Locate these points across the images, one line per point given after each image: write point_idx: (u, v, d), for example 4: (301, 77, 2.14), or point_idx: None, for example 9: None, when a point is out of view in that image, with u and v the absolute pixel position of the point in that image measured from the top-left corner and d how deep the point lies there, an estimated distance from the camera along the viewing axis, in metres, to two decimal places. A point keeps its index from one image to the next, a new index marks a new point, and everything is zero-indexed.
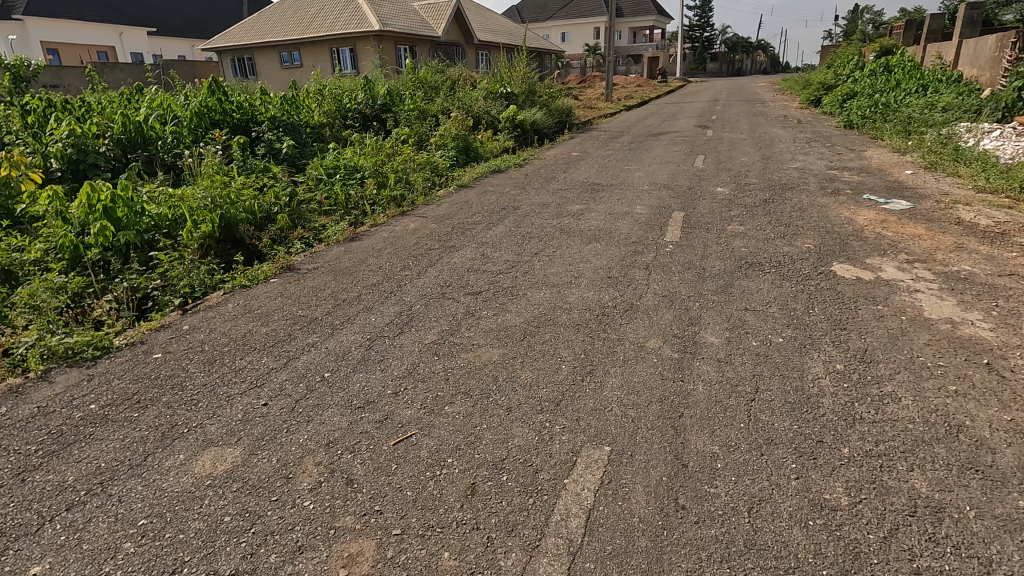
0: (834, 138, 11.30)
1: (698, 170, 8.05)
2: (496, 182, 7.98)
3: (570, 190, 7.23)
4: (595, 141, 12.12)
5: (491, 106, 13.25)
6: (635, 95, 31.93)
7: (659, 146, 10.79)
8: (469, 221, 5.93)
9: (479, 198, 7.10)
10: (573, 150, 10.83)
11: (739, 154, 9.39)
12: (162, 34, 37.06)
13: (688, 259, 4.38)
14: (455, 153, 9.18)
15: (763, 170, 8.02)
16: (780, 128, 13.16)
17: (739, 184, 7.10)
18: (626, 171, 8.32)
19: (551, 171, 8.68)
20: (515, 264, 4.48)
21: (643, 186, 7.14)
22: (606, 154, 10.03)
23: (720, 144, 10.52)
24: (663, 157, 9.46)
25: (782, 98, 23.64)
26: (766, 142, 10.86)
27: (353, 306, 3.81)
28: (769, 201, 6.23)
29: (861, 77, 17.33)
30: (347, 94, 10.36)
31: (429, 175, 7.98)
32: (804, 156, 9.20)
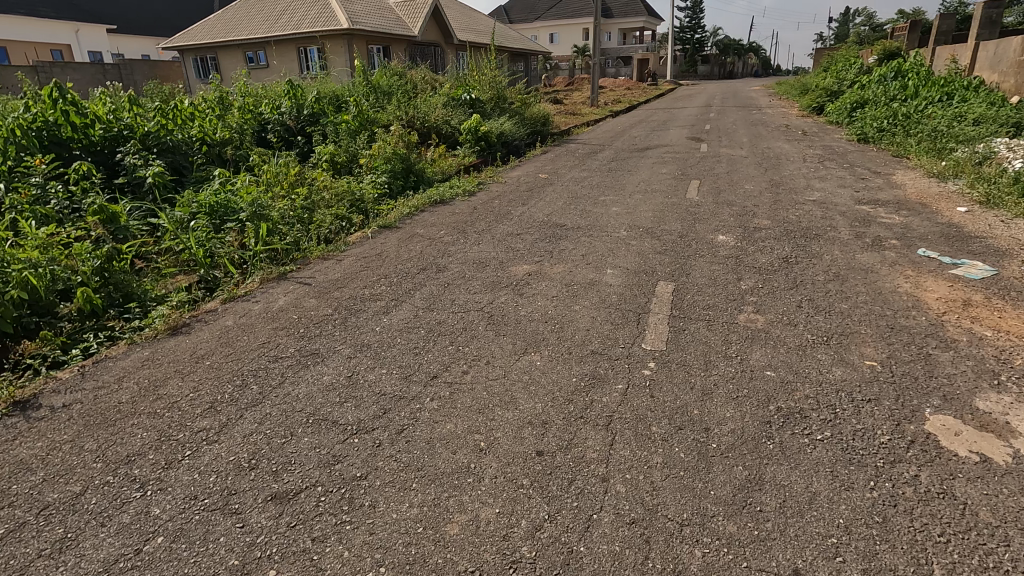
0: (848, 156, 9.63)
1: (691, 204, 6.34)
2: (432, 220, 6.18)
3: (523, 235, 5.48)
4: (571, 157, 10.34)
5: (452, 116, 11.43)
6: (624, 99, 30.30)
7: (644, 165, 9.06)
8: (368, 293, 4.17)
9: (399, 247, 5.31)
10: (541, 171, 9.04)
11: (741, 179, 7.70)
12: (124, 32, 34.94)
13: (678, 400, 2.62)
14: (390, 176, 7.40)
15: (774, 204, 6.32)
16: (784, 143, 11.47)
17: (746, 228, 5.40)
18: (600, 204, 6.58)
19: (506, 204, 6.91)
20: (395, 400, 2.73)
21: (620, 230, 5.42)
22: (580, 178, 8.28)
23: (716, 165, 8.82)
24: (648, 181, 7.72)
25: (779, 104, 22.05)
26: (771, 161, 9.16)
27: (47, 534, 2.01)
28: (788, 260, 4.53)
29: (869, 83, 15.68)
30: (265, 103, 8.54)
31: (346, 210, 6.20)
32: (820, 183, 7.50)
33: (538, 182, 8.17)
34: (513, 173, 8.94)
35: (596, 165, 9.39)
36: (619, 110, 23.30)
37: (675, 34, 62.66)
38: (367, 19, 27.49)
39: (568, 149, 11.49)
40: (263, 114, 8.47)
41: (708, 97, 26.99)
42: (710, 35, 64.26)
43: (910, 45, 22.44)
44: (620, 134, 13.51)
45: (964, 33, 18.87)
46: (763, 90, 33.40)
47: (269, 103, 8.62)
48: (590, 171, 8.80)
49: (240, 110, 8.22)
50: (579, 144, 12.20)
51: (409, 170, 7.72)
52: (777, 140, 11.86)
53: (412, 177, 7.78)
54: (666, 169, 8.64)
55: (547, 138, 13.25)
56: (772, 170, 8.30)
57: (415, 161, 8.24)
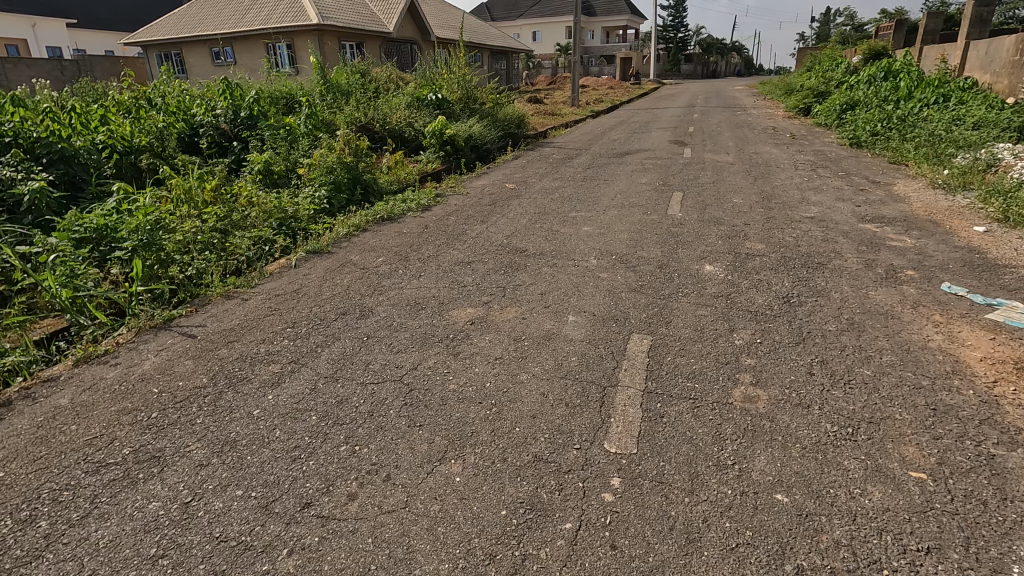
0: (841, 163, 8.93)
1: (672, 223, 5.53)
2: (372, 243, 5.29)
3: (475, 263, 4.63)
4: (543, 164, 9.49)
5: (416, 119, 10.55)
6: (605, 98, 29.58)
7: (622, 174, 8.25)
8: (264, 350, 3.28)
9: (324, 280, 4.40)
10: (508, 180, 8.18)
11: (727, 191, 6.92)
12: (85, 27, 33.38)
13: (652, 557, 1.78)
14: (333, 189, 6.51)
15: (765, 223, 5.54)
16: (773, 147, 10.75)
17: (736, 255, 4.61)
18: (569, 222, 5.75)
19: (463, 222, 6.02)
20: (238, 552, 1.85)
21: (589, 259, 4.59)
22: (549, 189, 7.43)
23: (700, 173, 8.04)
24: (625, 193, 6.91)
25: (764, 105, 21.45)
26: (761, 169, 8.41)
27: None
28: (789, 300, 3.73)
29: (857, 85, 15.06)
30: (196, 104, 7.58)
31: (272, 231, 5.29)
32: (815, 195, 6.75)
33: (503, 194, 7.31)
34: (478, 183, 8.05)
35: (570, 173, 8.55)
36: (600, 111, 22.54)
37: (657, 33, 62.17)
38: (339, 14, 26.39)
39: (541, 154, 10.66)
40: (195, 116, 7.52)
41: (691, 97, 26.38)
42: (693, 35, 63.92)
43: (895, 46, 21.98)
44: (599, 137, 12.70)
45: (952, 33, 18.36)
46: (746, 91, 32.90)
47: (202, 103, 7.68)
48: (562, 181, 7.97)
49: (165, 112, 7.25)
50: (554, 148, 11.37)
51: (355, 180, 6.81)
52: (765, 145, 11.11)
53: (360, 188, 6.88)
54: (647, 178, 7.82)
55: (521, 141, 12.38)
56: (760, 180, 7.54)
57: (366, 170, 7.35)
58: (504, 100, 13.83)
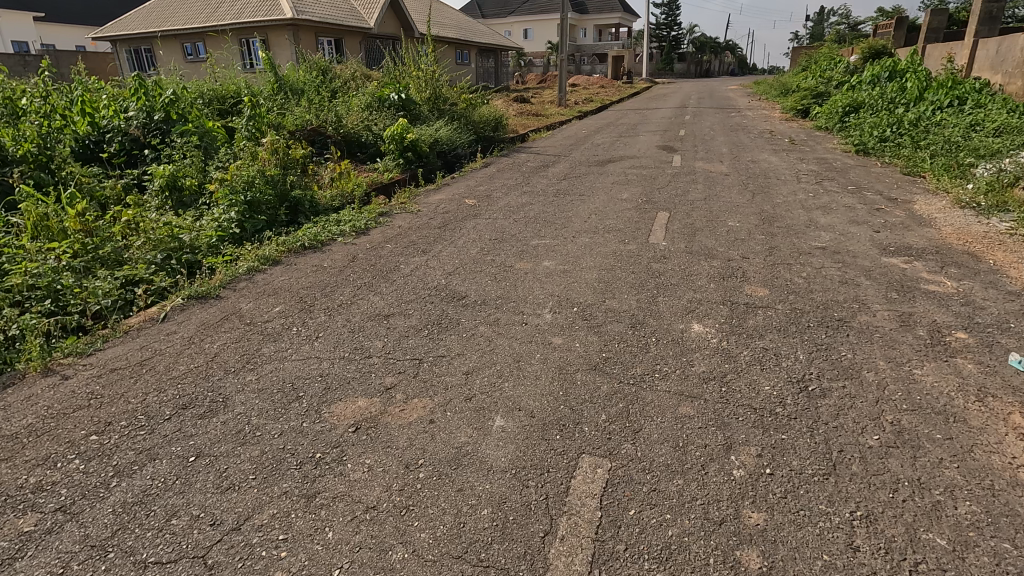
0: (849, 175, 7.90)
1: (654, 257, 4.50)
2: (276, 284, 4.21)
3: (395, 317, 3.57)
4: (514, 174, 8.41)
5: (375, 122, 9.48)
6: (594, 98, 28.59)
7: (601, 187, 7.21)
8: (33, 483, 2.19)
9: (188, 343, 3.31)
10: (469, 195, 7.10)
11: (721, 210, 5.90)
12: (53, 20, 31.97)
13: None
14: (249, 210, 5.44)
15: (768, 257, 4.51)
16: (771, 154, 9.75)
17: (733, 306, 3.57)
18: (529, 253, 4.70)
19: (399, 252, 4.94)
20: None
21: (542, 312, 3.54)
22: (514, 207, 6.37)
23: (690, 187, 7.01)
24: (601, 213, 5.87)
25: (760, 105, 20.46)
26: (759, 181, 7.39)
27: None
28: (806, 387, 2.69)
29: (860, 85, 14.05)
30: (102, 106, 6.51)
31: (150, 268, 4.23)
32: (825, 217, 5.71)
33: (459, 212, 6.23)
34: (433, 198, 6.96)
35: (542, 185, 7.49)
36: (589, 112, 21.48)
37: (650, 32, 61.19)
38: (315, 8, 25.20)
39: (514, 161, 9.58)
40: (102, 119, 6.47)
41: (685, 98, 25.38)
42: (686, 33, 62.96)
43: (897, 45, 21.03)
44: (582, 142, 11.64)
45: (958, 31, 17.40)
46: (740, 91, 31.94)
47: (111, 104, 6.62)
48: (531, 196, 6.91)
49: (62, 114, 6.19)
50: (531, 154, 10.29)
51: (279, 198, 5.75)
52: (763, 151, 10.08)
53: (285, 207, 5.81)
54: (629, 193, 6.78)
55: (496, 146, 11.32)
56: (759, 197, 6.51)
57: (298, 183, 6.27)
58: (480, 101, 12.74)
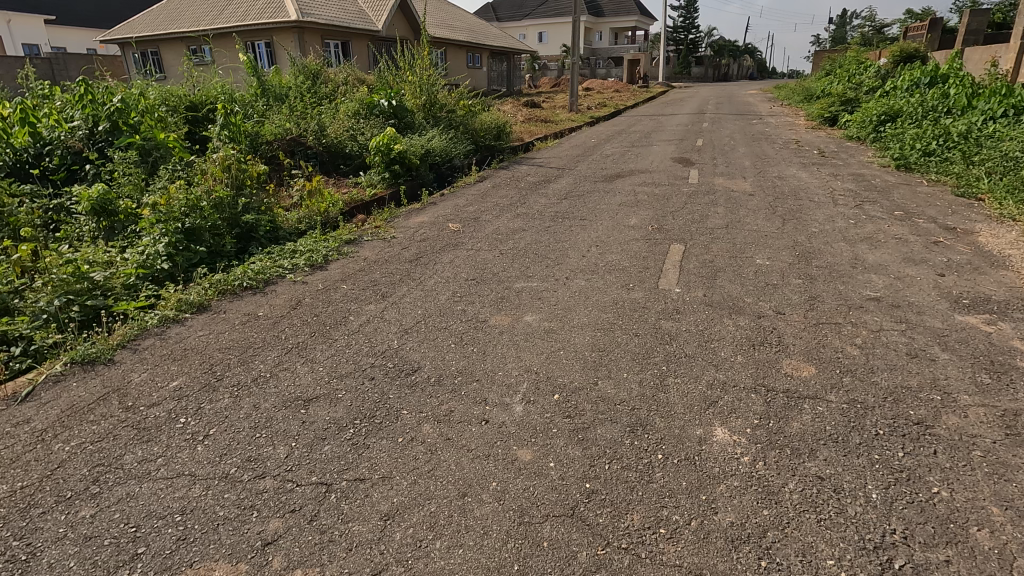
0: (892, 196, 6.91)
1: (665, 311, 3.60)
2: (190, 343, 3.39)
3: (320, 401, 2.72)
4: (510, 190, 7.53)
5: (362, 132, 8.70)
6: (607, 103, 27.66)
7: (607, 209, 6.32)
8: None
9: (35, 442, 2.48)
10: (456, 217, 6.23)
11: (746, 243, 4.98)
12: (64, 22, 31.85)
13: None
14: (187, 240, 4.65)
15: (809, 313, 3.58)
16: (799, 168, 8.78)
17: (770, 397, 2.65)
18: (512, 302, 3.82)
19: (356, 295, 4.08)
20: None
21: (512, 399, 2.67)
22: (504, 234, 5.51)
23: (708, 210, 6.09)
24: (603, 244, 4.98)
25: (783, 112, 19.36)
26: (788, 203, 6.44)
27: None
28: (890, 564, 1.77)
29: (895, 92, 12.95)
30: (42, 115, 5.79)
31: (38, 322, 3.44)
32: (873, 253, 4.75)
33: (440, 240, 5.38)
34: (413, 221, 6.11)
35: (539, 205, 6.62)
36: (601, 118, 20.57)
37: (667, 35, 60.06)
38: (321, 11, 24.64)
39: (514, 175, 8.72)
40: (43, 129, 5.75)
41: (703, 103, 24.38)
42: (704, 36, 61.72)
43: (930, 48, 19.79)
44: (590, 152, 10.75)
45: (1000, 33, 16.16)
46: (759, 96, 30.80)
47: (54, 113, 5.90)
48: (526, 219, 6.05)
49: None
50: (533, 166, 9.41)
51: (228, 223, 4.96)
52: (790, 164, 9.11)
53: (235, 233, 5.04)
54: (638, 217, 5.88)
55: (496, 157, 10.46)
56: (791, 224, 5.57)
57: (256, 204, 5.46)
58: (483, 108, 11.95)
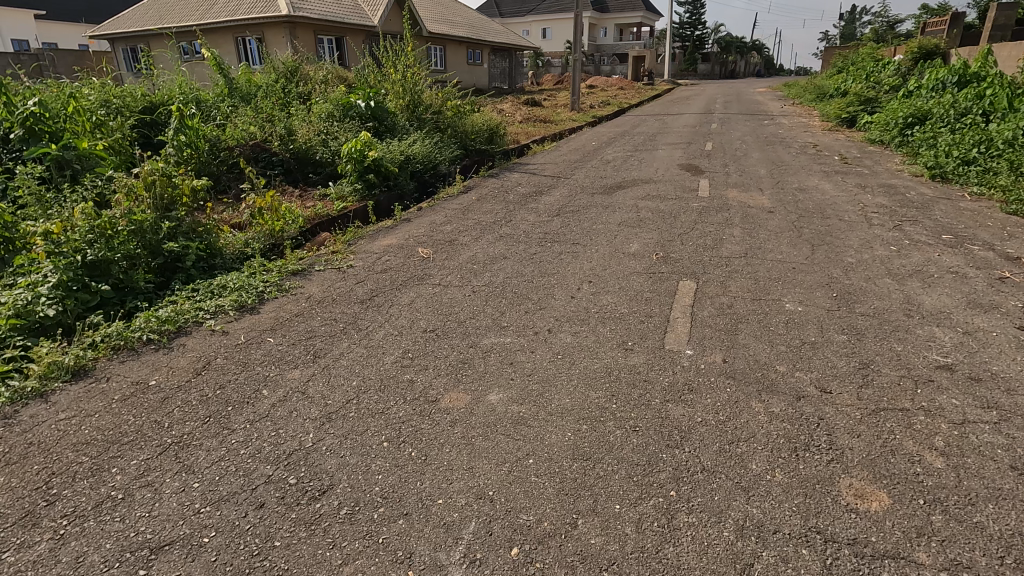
0: (933, 213, 6.00)
1: (673, 386, 2.75)
2: (41, 433, 2.56)
3: (176, 551, 1.89)
4: (496, 205, 6.67)
5: (334, 137, 7.86)
6: (610, 101, 26.76)
7: (605, 229, 5.45)
8: None
9: None
10: (429, 239, 5.38)
11: (771, 280, 4.11)
12: (54, 17, 31.10)
13: None
14: (89, 276, 3.82)
15: (863, 391, 2.73)
16: (821, 177, 7.88)
17: (828, 554, 1.81)
18: (476, 368, 2.98)
19: (283, 353, 3.25)
20: None
21: (450, 554, 1.83)
22: (481, 263, 4.66)
23: (722, 233, 5.23)
24: (597, 281, 4.13)
25: (797, 112, 18.39)
26: (814, 224, 5.57)
27: None
28: None
29: (921, 92, 11.99)
30: None
31: None
32: (928, 295, 3.87)
33: (404, 271, 4.53)
34: (378, 244, 5.26)
35: (527, 225, 5.76)
36: (604, 117, 19.61)
37: (673, 31, 58.87)
38: (313, 5, 23.79)
39: (503, 184, 7.85)
40: None
41: (711, 102, 23.35)
42: (711, 33, 60.45)
43: (952, 44, 18.76)
44: (589, 158, 9.86)
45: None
46: (769, 94, 29.75)
47: None
48: (510, 242, 5.19)
49: None
50: (525, 174, 8.55)
51: (145, 253, 4.16)
52: (810, 173, 8.21)
53: (155, 264, 4.23)
54: (640, 241, 5.02)
55: (487, 163, 9.62)
56: (822, 253, 4.70)
57: (189, 226, 4.63)
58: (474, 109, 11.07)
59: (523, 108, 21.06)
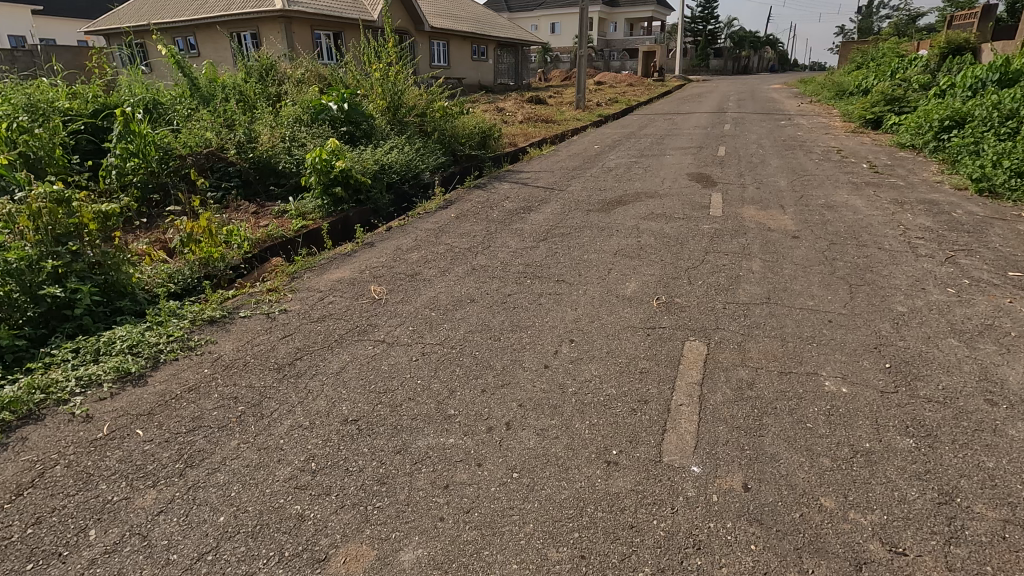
0: (990, 238, 5.05)
1: (670, 539, 1.90)
2: None
3: None
4: (476, 225, 5.81)
5: (300, 144, 7.03)
6: (618, 99, 25.78)
7: (597, 260, 4.59)
8: None
9: None
10: (388, 271, 4.53)
11: (801, 339, 3.23)
12: (52, 13, 30.60)
13: None
14: None
15: (952, 553, 1.85)
16: (850, 190, 6.93)
17: None
18: (395, 495, 2.13)
19: (147, 456, 2.42)
20: None
21: None
22: (442, 309, 3.81)
23: (739, 267, 4.34)
24: (581, 339, 3.28)
25: (816, 111, 17.33)
26: (848, 254, 4.67)
27: None
28: None
29: (956, 91, 10.94)
30: None
31: None
32: (1012, 364, 2.97)
33: (346, 319, 3.69)
34: (326, 279, 4.42)
35: (506, 252, 4.89)
36: (611, 117, 18.63)
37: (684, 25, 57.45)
38: None
39: (489, 198, 6.99)
40: None
41: (724, 100, 22.29)
42: (724, 27, 58.96)
43: (984, 39, 17.57)
44: (588, 165, 8.97)
45: None
46: (784, 91, 28.58)
47: None
48: (482, 278, 4.34)
49: None
50: (515, 185, 7.67)
51: (18, 299, 3.37)
52: (837, 184, 7.26)
53: (33, 314, 3.45)
54: (638, 279, 4.15)
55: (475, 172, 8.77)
56: (863, 298, 3.79)
57: (92, 260, 3.85)
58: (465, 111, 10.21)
59: (526, 107, 20.13)
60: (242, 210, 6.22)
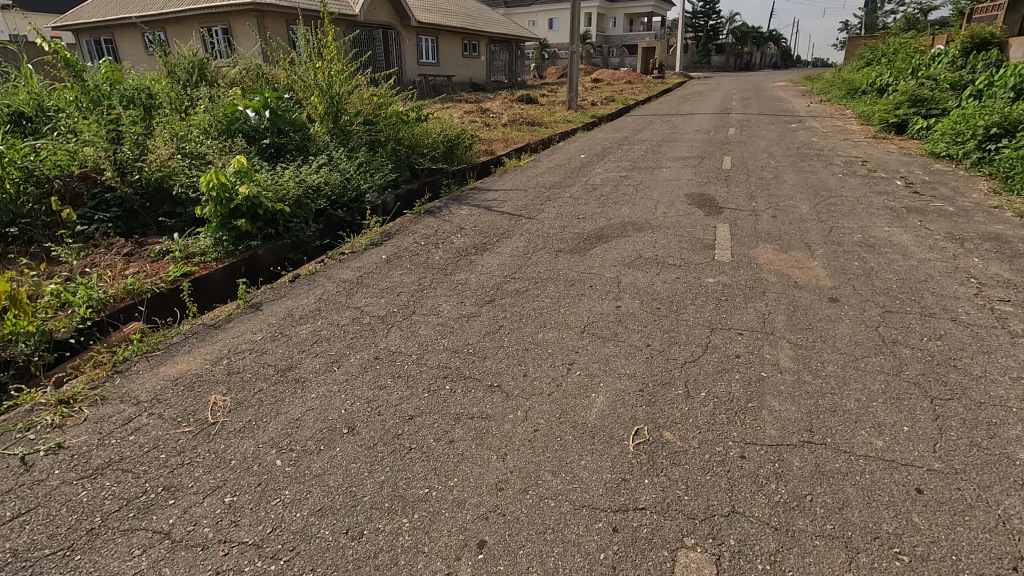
0: None
1: None
2: None
3: None
4: (409, 273, 4.44)
5: (204, 163, 5.66)
6: (615, 97, 24.37)
7: (556, 343, 3.23)
8: None
9: None
10: (255, 361, 3.17)
11: (875, 544, 1.87)
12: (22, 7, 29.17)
13: None
14: None
15: None
16: (890, 220, 5.56)
17: None
18: None
19: None
20: None
21: None
22: (299, 447, 2.44)
23: (758, 362, 2.98)
24: (496, 541, 1.91)
25: (829, 112, 15.92)
26: (911, 333, 3.30)
27: None
28: None
29: (995, 92, 9.53)
30: None
31: None
32: None
33: (140, 470, 2.33)
34: (160, 377, 3.06)
35: (432, 326, 3.53)
36: (605, 118, 17.20)
37: (685, 20, 55.87)
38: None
39: (438, 230, 5.60)
40: None
41: (728, 99, 20.91)
42: (726, 22, 57.42)
43: (1010, 33, 16.19)
44: (568, 182, 7.59)
45: None
46: (790, 89, 27.13)
47: None
48: (384, 377, 2.97)
49: None
50: (475, 210, 6.28)
51: None
52: (871, 211, 5.88)
53: None
54: (610, 385, 2.79)
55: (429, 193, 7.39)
56: (958, 432, 2.42)
57: None
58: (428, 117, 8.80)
59: (514, 107, 18.70)
60: (114, 249, 4.86)
